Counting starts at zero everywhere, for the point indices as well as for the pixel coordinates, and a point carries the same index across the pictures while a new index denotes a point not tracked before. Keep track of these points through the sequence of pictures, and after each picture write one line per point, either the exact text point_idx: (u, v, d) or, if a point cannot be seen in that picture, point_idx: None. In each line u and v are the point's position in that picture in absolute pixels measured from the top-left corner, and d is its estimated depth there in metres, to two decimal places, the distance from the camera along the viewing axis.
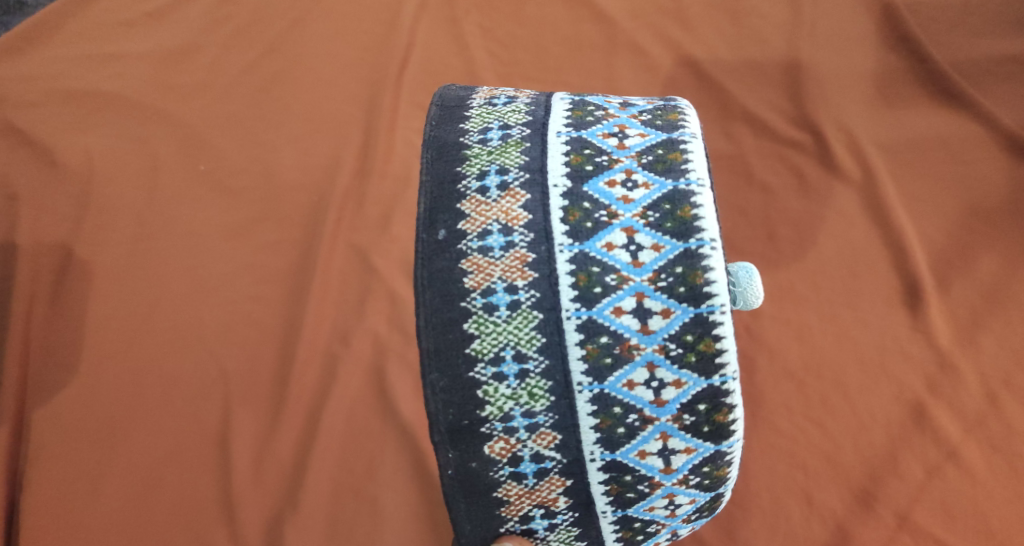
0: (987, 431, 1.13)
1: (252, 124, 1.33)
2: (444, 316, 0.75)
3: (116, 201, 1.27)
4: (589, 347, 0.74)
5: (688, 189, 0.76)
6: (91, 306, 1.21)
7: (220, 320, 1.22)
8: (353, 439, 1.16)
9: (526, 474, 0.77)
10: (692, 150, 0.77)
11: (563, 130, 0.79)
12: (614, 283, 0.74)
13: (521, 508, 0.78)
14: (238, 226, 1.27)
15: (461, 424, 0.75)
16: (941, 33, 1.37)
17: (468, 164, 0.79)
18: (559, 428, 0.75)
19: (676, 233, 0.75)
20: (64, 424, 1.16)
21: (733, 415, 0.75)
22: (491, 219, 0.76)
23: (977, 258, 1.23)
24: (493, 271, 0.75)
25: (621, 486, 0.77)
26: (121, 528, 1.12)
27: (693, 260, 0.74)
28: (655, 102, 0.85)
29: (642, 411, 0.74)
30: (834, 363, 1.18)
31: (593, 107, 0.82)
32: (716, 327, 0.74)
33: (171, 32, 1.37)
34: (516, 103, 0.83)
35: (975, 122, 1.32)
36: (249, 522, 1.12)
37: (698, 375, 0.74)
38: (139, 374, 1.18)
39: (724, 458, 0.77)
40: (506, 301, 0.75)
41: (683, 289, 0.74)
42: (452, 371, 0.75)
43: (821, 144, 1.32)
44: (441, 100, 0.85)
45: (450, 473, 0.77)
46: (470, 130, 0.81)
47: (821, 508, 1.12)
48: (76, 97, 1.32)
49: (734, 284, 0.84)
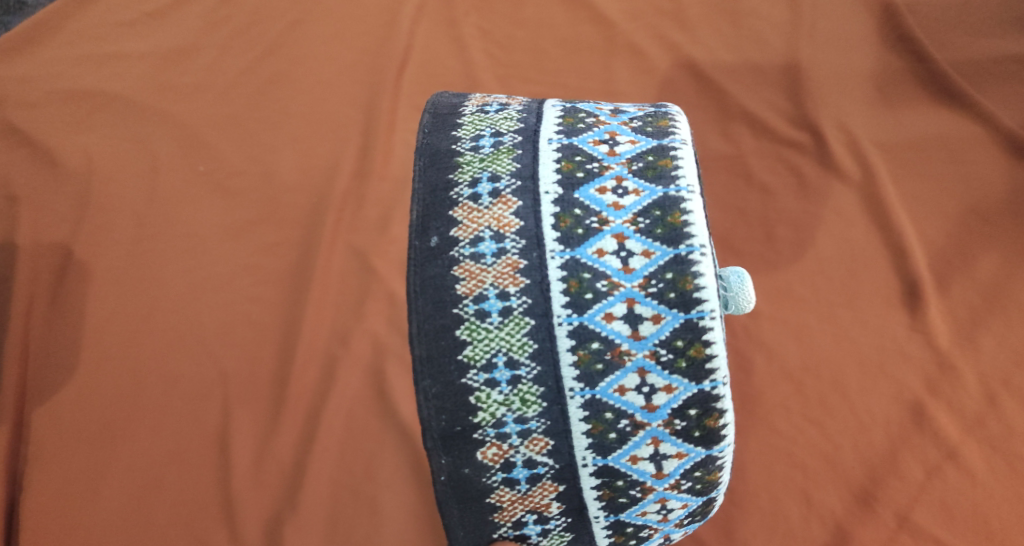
0: (987, 431, 1.13)
1: (251, 125, 1.34)
2: (437, 322, 0.76)
3: (116, 202, 1.28)
4: (580, 354, 0.74)
5: (678, 195, 0.76)
6: (90, 306, 1.22)
7: (219, 321, 1.22)
8: (352, 439, 1.17)
9: (519, 480, 0.77)
10: (682, 157, 0.77)
11: (554, 137, 0.79)
12: (605, 289, 0.74)
13: (514, 514, 0.79)
14: (237, 227, 1.27)
15: (454, 430, 0.76)
16: (941, 32, 1.37)
17: (460, 172, 0.79)
18: (551, 433, 0.75)
19: (666, 239, 0.75)
20: (64, 424, 1.17)
21: (723, 419, 0.75)
22: (483, 226, 0.77)
23: (977, 258, 1.23)
24: (485, 278, 0.75)
25: (613, 491, 0.77)
26: (122, 527, 1.13)
27: (683, 266, 0.74)
28: (646, 109, 0.85)
29: (633, 417, 0.75)
30: (833, 363, 1.18)
31: (584, 114, 0.82)
32: (706, 333, 0.74)
33: (171, 34, 1.37)
34: (508, 110, 0.83)
35: (975, 121, 1.31)
36: (249, 522, 1.12)
37: (688, 380, 0.74)
38: (139, 375, 1.19)
39: (715, 463, 0.77)
40: (498, 307, 0.75)
41: (674, 294, 0.74)
42: (445, 377, 0.76)
43: (821, 144, 1.32)
44: (435, 107, 0.85)
45: (443, 479, 0.77)
46: (462, 138, 0.81)
47: (820, 509, 1.11)
48: (76, 97, 1.33)
49: (726, 289, 0.84)
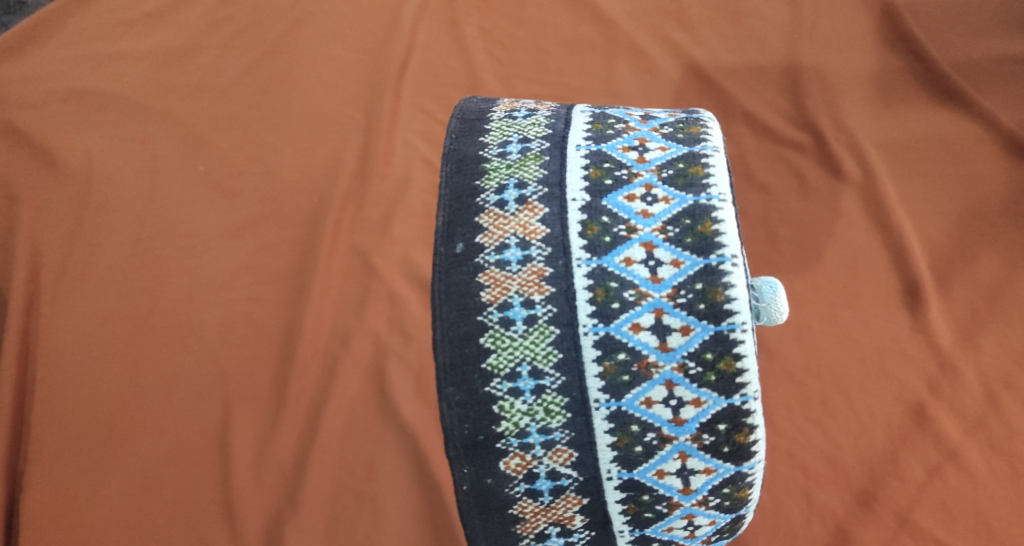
0: (988, 432, 1.13)
1: (252, 124, 1.32)
2: (461, 330, 0.75)
3: (115, 201, 1.26)
4: (606, 365, 0.73)
5: (709, 204, 0.75)
6: (91, 307, 1.20)
7: (219, 321, 1.20)
8: (353, 440, 1.15)
9: (542, 491, 0.77)
10: (714, 164, 0.77)
11: (583, 143, 0.79)
12: (633, 299, 0.73)
13: (537, 526, 0.78)
14: (238, 226, 1.26)
15: (477, 439, 0.75)
16: (941, 33, 1.38)
17: (487, 178, 0.78)
18: (576, 445, 0.75)
19: (696, 248, 0.74)
20: (63, 425, 1.14)
21: (754, 435, 0.74)
22: (509, 233, 0.76)
23: (975, 259, 1.24)
24: (510, 285, 0.75)
25: (639, 506, 0.77)
26: (121, 528, 1.11)
27: (714, 277, 0.73)
28: (678, 114, 0.84)
29: (660, 430, 0.74)
30: (834, 363, 1.19)
31: (614, 119, 0.81)
32: (736, 346, 0.73)
33: (171, 33, 1.37)
34: (536, 115, 0.83)
35: (974, 121, 1.32)
36: (250, 523, 1.11)
37: (718, 394, 0.73)
38: (139, 376, 1.17)
39: (745, 480, 0.76)
40: (523, 315, 0.74)
41: (703, 305, 0.73)
42: (468, 385, 0.75)
43: (821, 144, 1.33)
44: (462, 112, 0.85)
45: (464, 489, 0.77)
46: (490, 143, 0.81)
47: (821, 509, 1.12)
48: (75, 96, 1.32)
49: (759, 299, 0.83)
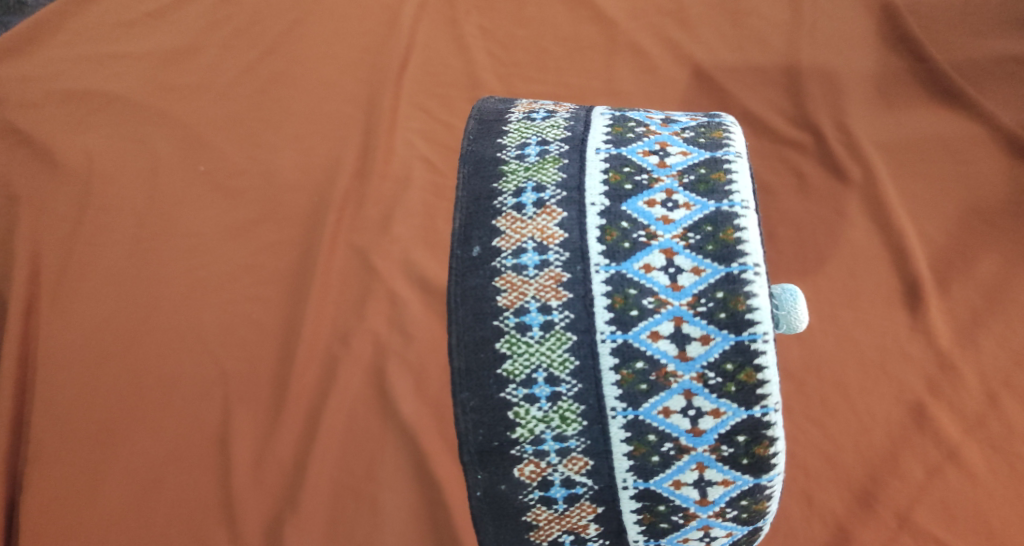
0: (987, 431, 1.14)
1: (251, 123, 1.31)
2: (476, 334, 0.75)
3: (113, 201, 1.24)
4: (623, 373, 0.73)
5: (731, 211, 0.74)
6: (90, 307, 1.18)
7: (219, 321, 1.19)
8: (353, 440, 1.14)
9: (556, 499, 0.76)
10: (736, 170, 0.76)
11: (603, 146, 0.78)
12: (652, 306, 0.73)
13: (551, 533, 0.78)
14: (237, 225, 1.24)
15: (491, 445, 0.75)
16: (942, 33, 1.38)
17: (504, 181, 0.78)
18: (591, 453, 0.75)
19: (717, 256, 0.74)
20: (63, 425, 1.13)
21: (773, 448, 0.74)
22: (526, 237, 0.76)
23: (975, 259, 1.24)
24: (526, 290, 0.75)
25: (655, 516, 0.76)
26: (121, 528, 1.10)
27: (735, 285, 0.73)
28: (699, 118, 0.84)
29: (677, 440, 0.74)
30: (835, 363, 1.19)
31: (634, 123, 0.81)
32: (758, 357, 0.73)
33: (170, 32, 1.35)
34: (555, 117, 0.82)
35: (975, 121, 1.33)
36: (250, 524, 1.09)
37: (738, 405, 0.73)
38: (139, 377, 1.15)
39: (764, 492, 0.76)
40: (539, 321, 0.74)
41: (724, 314, 0.73)
42: (483, 391, 0.75)
43: (821, 144, 1.33)
44: (480, 113, 0.84)
45: (478, 495, 0.77)
46: (508, 145, 0.80)
47: (821, 509, 1.12)
48: (74, 96, 1.30)
49: (778, 307, 0.83)
